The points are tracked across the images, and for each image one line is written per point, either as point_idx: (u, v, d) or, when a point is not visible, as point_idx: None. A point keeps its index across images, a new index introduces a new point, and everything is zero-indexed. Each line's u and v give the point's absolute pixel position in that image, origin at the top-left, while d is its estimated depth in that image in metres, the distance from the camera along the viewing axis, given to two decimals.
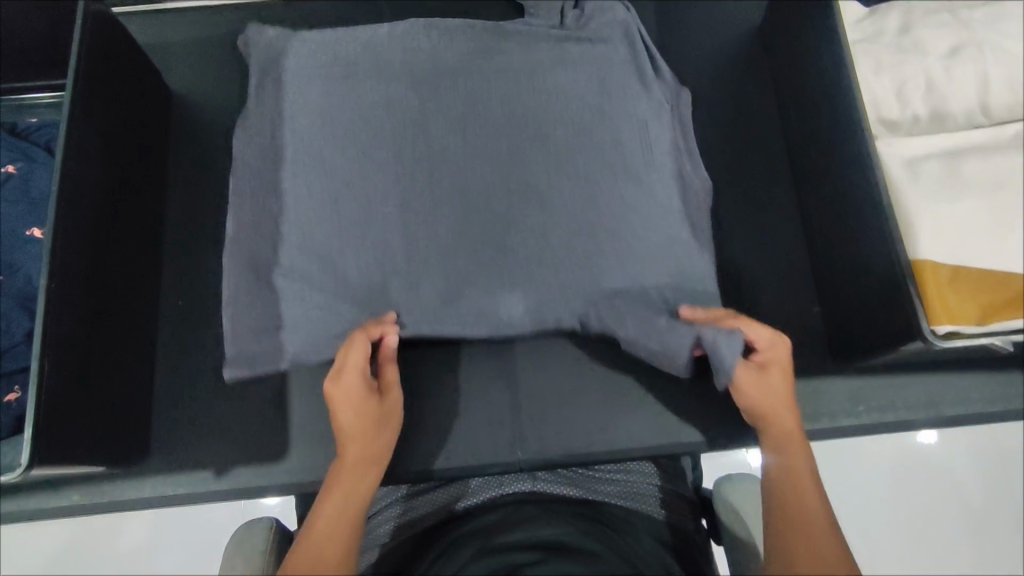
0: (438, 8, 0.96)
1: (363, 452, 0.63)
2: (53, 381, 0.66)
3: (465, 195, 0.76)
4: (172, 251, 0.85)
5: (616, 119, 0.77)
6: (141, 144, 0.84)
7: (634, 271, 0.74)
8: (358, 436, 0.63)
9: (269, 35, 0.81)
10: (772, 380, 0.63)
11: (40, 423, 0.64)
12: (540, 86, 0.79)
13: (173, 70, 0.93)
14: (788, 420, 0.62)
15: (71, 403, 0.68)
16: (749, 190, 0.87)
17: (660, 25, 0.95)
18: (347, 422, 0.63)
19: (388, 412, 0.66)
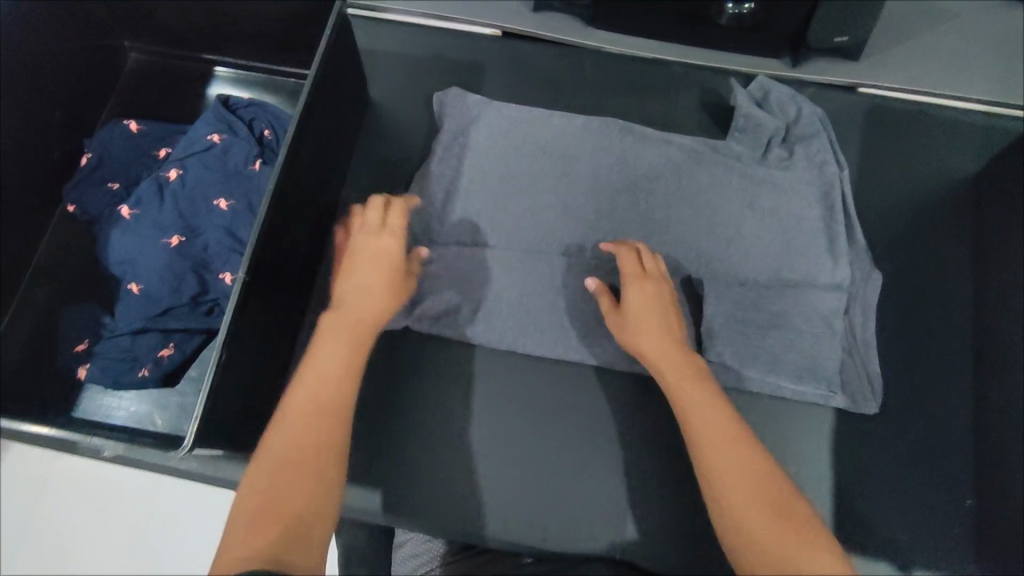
0: (638, 81, 0.96)
1: (334, 330, 0.66)
2: (231, 349, 0.70)
3: (617, 287, 0.82)
4: (333, 250, 0.88)
5: (799, 281, 0.83)
6: (336, 148, 0.88)
7: (771, 414, 0.79)
8: (361, 316, 0.68)
9: (469, 100, 0.91)
10: (651, 345, 0.71)
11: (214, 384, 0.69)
12: (733, 219, 0.86)
13: (375, 78, 0.97)
14: (694, 381, 0.68)
15: (229, 387, 0.72)
16: (922, 352, 0.82)
17: (862, 153, 0.92)
18: (364, 276, 0.71)
19: (364, 330, 0.67)
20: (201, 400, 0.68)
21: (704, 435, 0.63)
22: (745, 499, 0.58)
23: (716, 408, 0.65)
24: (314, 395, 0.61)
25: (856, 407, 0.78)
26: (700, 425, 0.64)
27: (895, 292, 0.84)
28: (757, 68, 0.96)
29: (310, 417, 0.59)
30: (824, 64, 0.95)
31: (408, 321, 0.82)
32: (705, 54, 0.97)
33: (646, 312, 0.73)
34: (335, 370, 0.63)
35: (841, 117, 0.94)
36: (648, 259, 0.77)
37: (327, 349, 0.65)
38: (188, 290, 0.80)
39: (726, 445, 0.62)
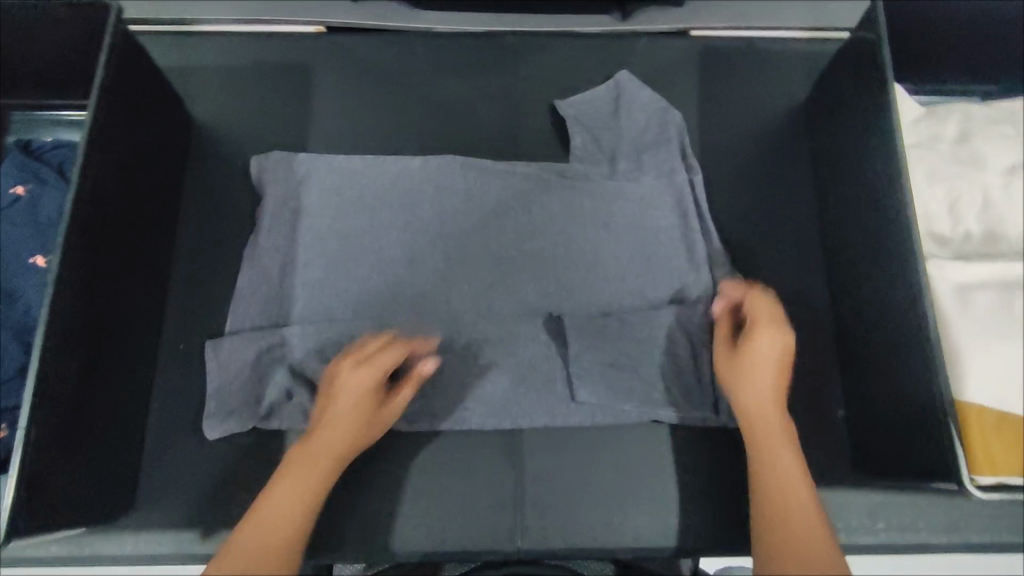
0: (475, 58, 0.94)
1: (336, 420, 0.66)
2: (45, 424, 0.63)
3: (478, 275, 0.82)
4: (178, 289, 0.83)
5: (653, 235, 0.83)
6: (155, 179, 0.81)
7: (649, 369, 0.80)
8: (346, 423, 0.66)
9: (296, 161, 0.85)
10: (721, 361, 0.70)
11: (27, 466, 0.61)
12: (586, 237, 0.83)
13: (194, 98, 0.90)
14: (779, 444, 0.65)
15: (55, 464, 0.65)
16: (782, 281, 0.84)
17: (703, 96, 0.93)
18: (341, 403, 0.66)
19: (357, 426, 0.66)
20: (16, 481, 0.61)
21: (796, 521, 0.59)
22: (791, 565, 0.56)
23: (799, 476, 0.63)
24: (312, 469, 0.64)
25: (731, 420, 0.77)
26: (786, 490, 0.62)
27: (746, 229, 0.87)
28: (589, 28, 0.95)
29: (296, 506, 0.62)
30: (653, 14, 0.95)
31: (254, 421, 0.76)
32: (536, 21, 0.95)
33: (754, 368, 0.67)
34: (324, 459, 0.65)
35: (677, 63, 0.94)
36: (758, 305, 0.70)
37: (328, 431, 0.66)
38: (14, 363, 0.74)
39: (786, 463, 0.63)
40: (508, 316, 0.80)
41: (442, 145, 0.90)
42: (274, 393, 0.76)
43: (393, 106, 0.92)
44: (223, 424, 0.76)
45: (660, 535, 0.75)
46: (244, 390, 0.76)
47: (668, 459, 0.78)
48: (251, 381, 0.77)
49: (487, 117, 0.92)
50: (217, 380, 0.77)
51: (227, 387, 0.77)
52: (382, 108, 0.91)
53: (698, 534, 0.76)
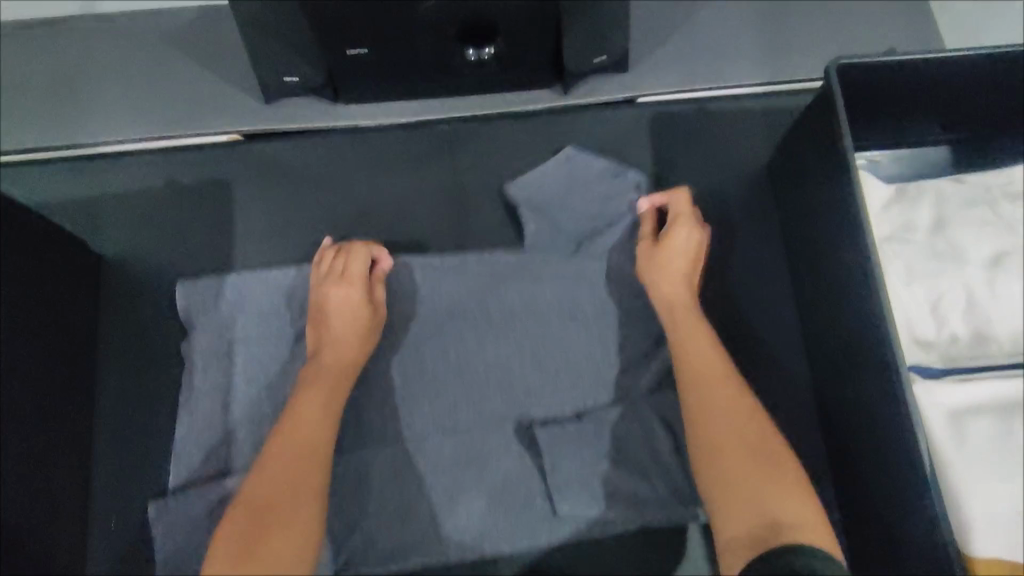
0: (410, 152, 0.86)
1: (320, 378, 0.69)
2: None
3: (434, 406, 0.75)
4: (107, 451, 0.77)
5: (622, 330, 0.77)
6: (60, 338, 0.74)
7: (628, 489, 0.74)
8: (342, 342, 0.71)
9: (228, 286, 0.77)
10: (673, 289, 0.73)
11: None
12: (547, 350, 0.77)
13: (103, 230, 0.82)
14: (692, 332, 0.70)
15: None
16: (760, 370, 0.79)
17: (658, 168, 0.87)
18: (336, 324, 0.72)
19: (340, 376, 0.70)
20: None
21: (700, 392, 0.66)
22: (720, 440, 0.62)
23: (710, 355, 0.68)
24: (301, 432, 0.65)
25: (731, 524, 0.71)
26: (701, 372, 0.67)
27: (717, 314, 0.80)
28: (529, 106, 0.88)
29: (298, 462, 0.62)
30: (596, 82, 0.88)
31: None
32: (472, 104, 0.88)
33: (670, 255, 0.74)
34: (312, 419, 0.66)
35: (626, 135, 0.88)
36: (688, 207, 0.77)
37: (311, 396, 0.67)
38: None
39: (694, 340, 0.69)
40: (469, 452, 0.73)
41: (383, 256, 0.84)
42: None
43: (325, 216, 0.84)
44: None
45: None
46: (194, 557, 0.69)
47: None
48: (201, 539, 0.70)
49: (429, 216, 0.85)
50: (167, 545, 0.70)
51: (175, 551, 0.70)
52: (313, 220, 0.84)
53: None
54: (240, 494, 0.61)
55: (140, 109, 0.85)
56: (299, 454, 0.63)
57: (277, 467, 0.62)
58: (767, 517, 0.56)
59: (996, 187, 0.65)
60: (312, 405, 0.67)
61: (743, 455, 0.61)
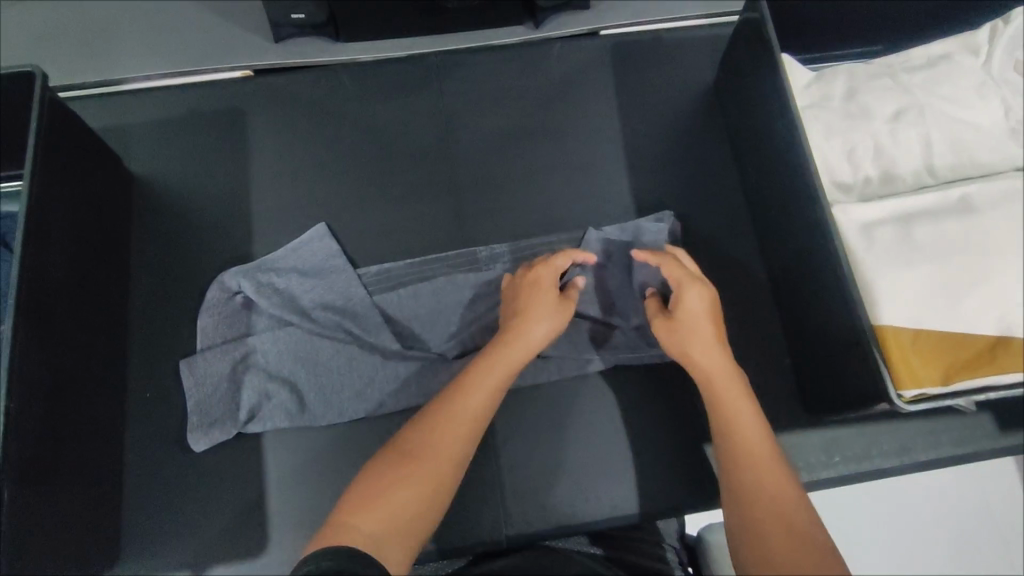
0: (402, 78, 0.97)
1: (493, 370, 0.69)
2: (22, 487, 0.64)
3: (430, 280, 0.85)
4: (138, 337, 0.84)
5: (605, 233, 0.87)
6: (100, 232, 0.82)
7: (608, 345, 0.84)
8: (523, 343, 0.71)
9: (305, 240, 0.85)
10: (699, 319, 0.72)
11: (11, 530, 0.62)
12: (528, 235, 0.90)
13: (133, 153, 0.92)
14: (731, 385, 0.68)
15: (40, 520, 0.66)
16: (717, 248, 0.90)
17: (620, 87, 0.99)
18: (530, 304, 0.74)
19: (512, 369, 0.70)
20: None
21: (738, 442, 0.64)
22: (746, 465, 0.62)
23: (737, 386, 0.68)
24: (427, 447, 0.63)
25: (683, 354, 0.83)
26: (734, 405, 0.66)
27: (676, 204, 0.92)
28: (505, 40, 1.00)
29: (439, 462, 0.62)
30: (562, 19, 1.01)
31: (238, 427, 0.78)
32: (456, 40, 1.00)
33: (689, 319, 0.72)
34: (469, 416, 0.66)
35: (592, 61, 1.00)
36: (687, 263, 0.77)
37: (479, 392, 0.67)
38: None
39: (735, 395, 0.67)
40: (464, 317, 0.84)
41: (380, 161, 0.92)
42: (251, 396, 0.79)
43: (325, 135, 0.94)
44: (208, 433, 0.78)
45: (635, 500, 0.79)
46: (224, 401, 0.79)
47: (636, 427, 0.82)
48: (228, 390, 0.80)
49: (421, 131, 0.95)
50: (196, 393, 0.79)
51: (206, 404, 0.79)
52: (315, 136, 0.93)
53: (673, 493, 0.80)
54: (396, 442, 0.64)
55: (164, 51, 0.96)
56: (444, 454, 0.63)
57: (441, 447, 0.63)
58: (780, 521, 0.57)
59: (897, 64, 0.77)
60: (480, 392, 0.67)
61: (769, 474, 0.61)
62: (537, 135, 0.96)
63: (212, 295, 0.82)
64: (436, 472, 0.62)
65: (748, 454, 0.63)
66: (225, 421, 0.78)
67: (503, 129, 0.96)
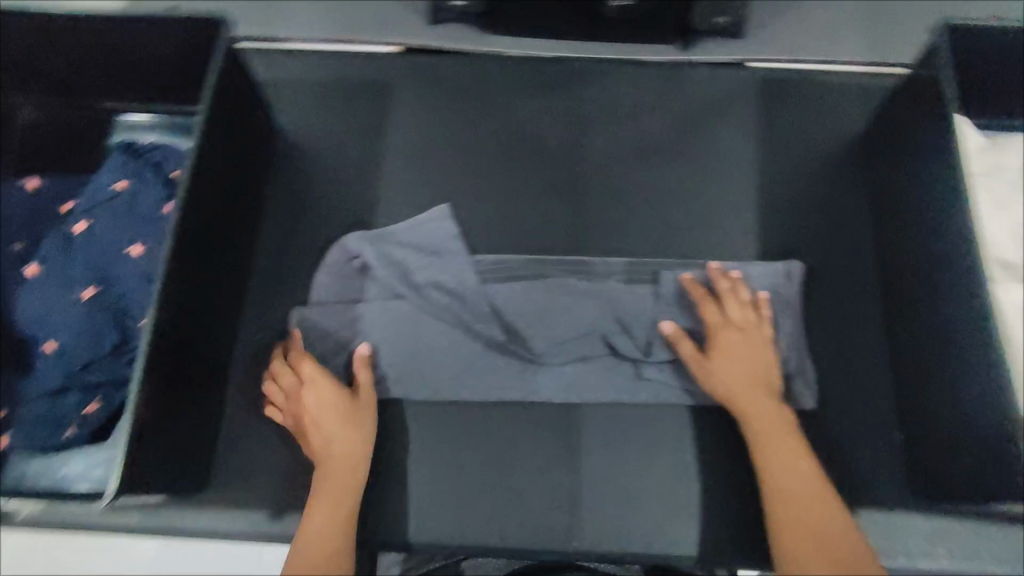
0: (546, 80, 0.98)
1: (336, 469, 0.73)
2: (150, 397, 0.67)
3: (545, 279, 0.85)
4: (257, 280, 0.87)
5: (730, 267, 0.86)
6: (244, 175, 0.86)
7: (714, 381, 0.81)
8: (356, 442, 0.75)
9: (428, 217, 0.88)
10: (734, 364, 0.76)
11: (135, 434, 0.65)
12: (647, 254, 0.89)
13: (282, 106, 0.96)
14: (780, 430, 0.73)
15: (154, 432, 0.69)
16: (842, 305, 0.86)
17: (763, 124, 0.97)
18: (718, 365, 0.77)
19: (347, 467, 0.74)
20: (121, 446, 0.65)
21: (781, 484, 0.70)
22: (794, 508, 0.68)
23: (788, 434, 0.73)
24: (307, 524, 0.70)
25: (792, 405, 0.79)
26: (779, 453, 0.72)
27: (807, 251, 0.89)
28: (654, 56, 0.99)
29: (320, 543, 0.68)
30: (716, 43, 0.99)
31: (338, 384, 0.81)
32: (604, 47, 0.99)
33: (722, 358, 0.77)
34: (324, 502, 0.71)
35: (738, 92, 0.98)
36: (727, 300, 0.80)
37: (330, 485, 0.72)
38: (108, 343, 0.79)
39: (783, 439, 0.73)
40: (573, 324, 0.82)
41: (512, 156, 0.94)
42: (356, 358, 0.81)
43: (463, 121, 0.96)
44: None
45: (715, 544, 0.77)
46: (332, 357, 0.82)
47: (727, 469, 0.79)
48: (336, 347, 0.82)
49: (556, 134, 0.96)
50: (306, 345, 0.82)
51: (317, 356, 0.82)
52: (455, 121, 0.96)
53: (755, 546, 0.77)
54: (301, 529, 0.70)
55: (327, 18, 1.01)
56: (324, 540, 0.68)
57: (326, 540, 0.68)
58: (827, 557, 0.64)
59: None
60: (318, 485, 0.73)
61: (811, 516, 0.67)
62: (669, 157, 0.94)
63: (331, 257, 0.85)
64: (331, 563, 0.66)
65: (790, 497, 0.69)
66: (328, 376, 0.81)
67: (636, 146, 0.95)
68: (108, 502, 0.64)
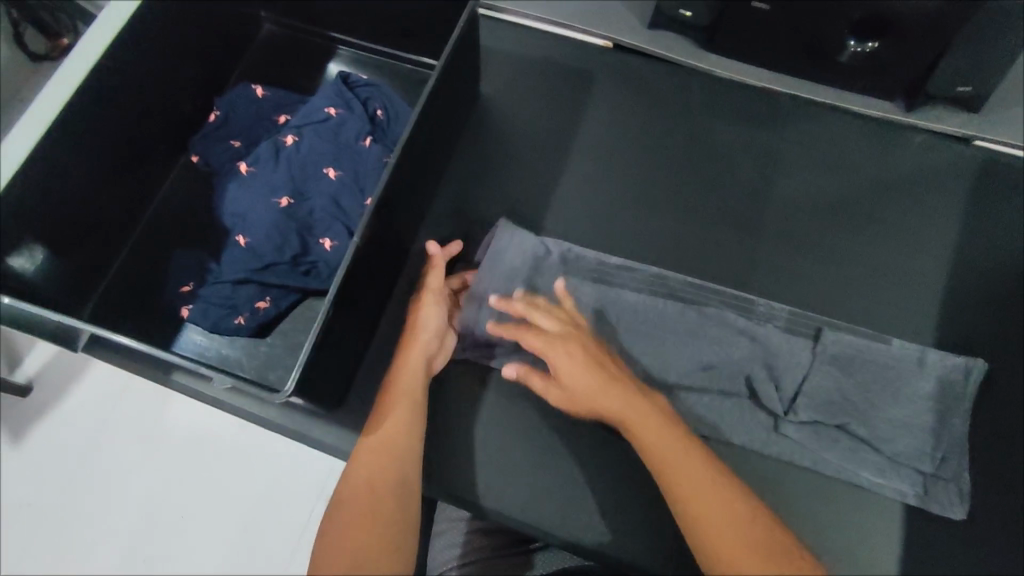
0: (749, 108, 0.96)
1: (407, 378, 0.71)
2: (335, 311, 0.72)
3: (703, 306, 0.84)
4: (429, 229, 0.90)
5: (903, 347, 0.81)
6: (445, 130, 0.90)
7: (859, 460, 0.77)
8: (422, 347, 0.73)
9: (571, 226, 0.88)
10: (564, 358, 0.69)
11: (317, 342, 0.70)
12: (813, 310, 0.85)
13: (488, 73, 0.99)
14: (652, 410, 0.64)
15: (327, 345, 0.74)
16: (1020, 422, 0.79)
17: (974, 207, 0.90)
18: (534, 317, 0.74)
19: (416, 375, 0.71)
20: (307, 348, 0.69)
21: (678, 484, 0.59)
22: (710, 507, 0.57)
23: (657, 414, 0.64)
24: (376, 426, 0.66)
25: (937, 511, 0.75)
26: (666, 437, 0.62)
27: (993, 354, 0.82)
28: (869, 110, 0.94)
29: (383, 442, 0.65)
30: (943, 113, 0.93)
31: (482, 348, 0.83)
32: (818, 88, 0.95)
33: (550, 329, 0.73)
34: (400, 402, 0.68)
35: (953, 169, 0.92)
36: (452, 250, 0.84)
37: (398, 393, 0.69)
38: (291, 251, 0.84)
39: (648, 411, 0.64)
40: (722, 357, 0.81)
41: (697, 175, 0.93)
42: (507, 331, 0.83)
43: (656, 128, 0.95)
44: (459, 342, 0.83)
45: None
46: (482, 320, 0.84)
47: (853, 554, 0.75)
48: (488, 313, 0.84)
49: (748, 163, 0.93)
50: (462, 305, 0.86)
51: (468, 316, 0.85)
52: (648, 126, 0.96)
53: None
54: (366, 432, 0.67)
55: None
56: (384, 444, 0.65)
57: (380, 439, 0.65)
58: None
59: None
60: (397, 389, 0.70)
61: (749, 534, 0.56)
62: (860, 217, 0.90)
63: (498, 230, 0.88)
64: (385, 467, 0.63)
65: (700, 498, 0.57)
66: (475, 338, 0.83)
67: (827, 196, 0.91)
68: (281, 398, 0.69)
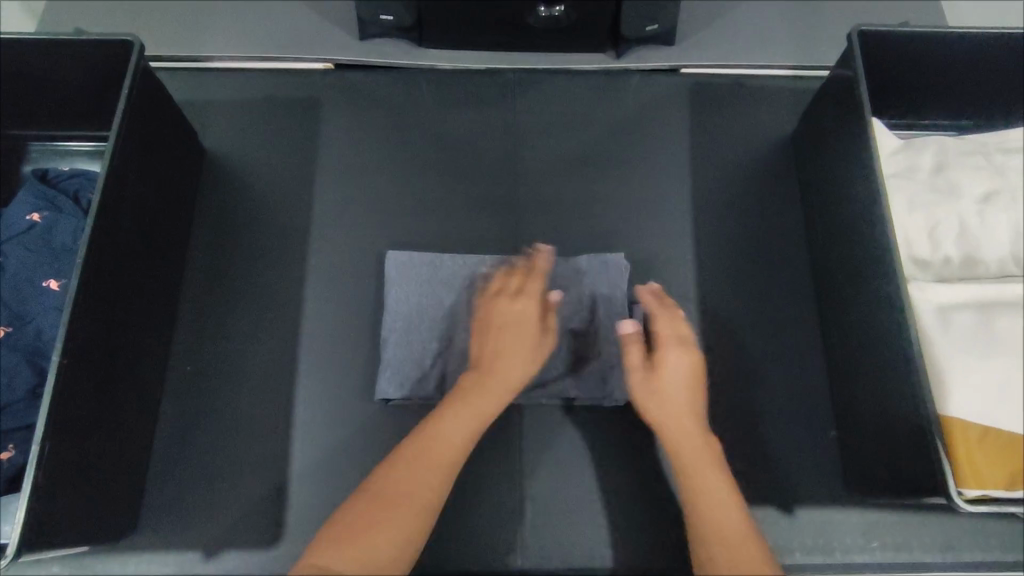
0: (478, 92, 0.98)
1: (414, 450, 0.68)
2: (58, 446, 0.64)
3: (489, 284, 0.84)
4: (185, 313, 0.85)
5: (663, 275, 0.89)
6: (169, 206, 0.83)
7: None
8: (468, 415, 0.70)
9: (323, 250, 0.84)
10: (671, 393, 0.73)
11: (41, 486, 0.62)
12: None
13: (207, 128, 0.94)
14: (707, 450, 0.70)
15: (71, 480, 0.67)
16: (771, 308, 0.87)
17: (695, 128, 0.97)
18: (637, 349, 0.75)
19: (444, 453, 0.68)
20: (23, 502, 0.61)
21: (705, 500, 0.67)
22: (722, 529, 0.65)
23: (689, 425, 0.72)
24: (386, 498, 0.64)
25: (723, 412, 0.83)
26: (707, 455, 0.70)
27: (740, 254, 0.90)
28: (584, 65, 0.99)
29: (408, 510, 0.64)
30: (646, 50, 0.99)
31: (276, 413, 0.81)
32: (534, 57, 0.99)
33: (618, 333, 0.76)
34: (414, 477, 0.66)
35: (668, 98, 0.99)
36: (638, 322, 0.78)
37: (409, 465, 0.67)
38: (24, 385, 0.74)
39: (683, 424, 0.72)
40: None
41: (444, 172, 0.93)
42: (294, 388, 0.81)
43: (392, 136, 0.95)
44: (250, 416, 0.81)
45: (658, 551, 0.78)
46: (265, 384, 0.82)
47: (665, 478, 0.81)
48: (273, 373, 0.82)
49: (490, 145, 0.95)
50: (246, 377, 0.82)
51: (250, 390, 0.82)
52: (388, 135, 0.94)
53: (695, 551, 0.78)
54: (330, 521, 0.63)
55: (249, 32, 0.97)
56: (409, 511, 0.64)
57: (401, 520, 0.63)
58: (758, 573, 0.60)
59: (992, 143, 0.79)
60: (421, 466, 0.67)
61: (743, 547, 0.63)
62: (602, 166, 0.95)
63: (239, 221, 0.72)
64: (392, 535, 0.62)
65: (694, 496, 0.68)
66: (263, 407, 0.81)
67: (569, 156, 0.95)
68: (4, 565, 0.61)
